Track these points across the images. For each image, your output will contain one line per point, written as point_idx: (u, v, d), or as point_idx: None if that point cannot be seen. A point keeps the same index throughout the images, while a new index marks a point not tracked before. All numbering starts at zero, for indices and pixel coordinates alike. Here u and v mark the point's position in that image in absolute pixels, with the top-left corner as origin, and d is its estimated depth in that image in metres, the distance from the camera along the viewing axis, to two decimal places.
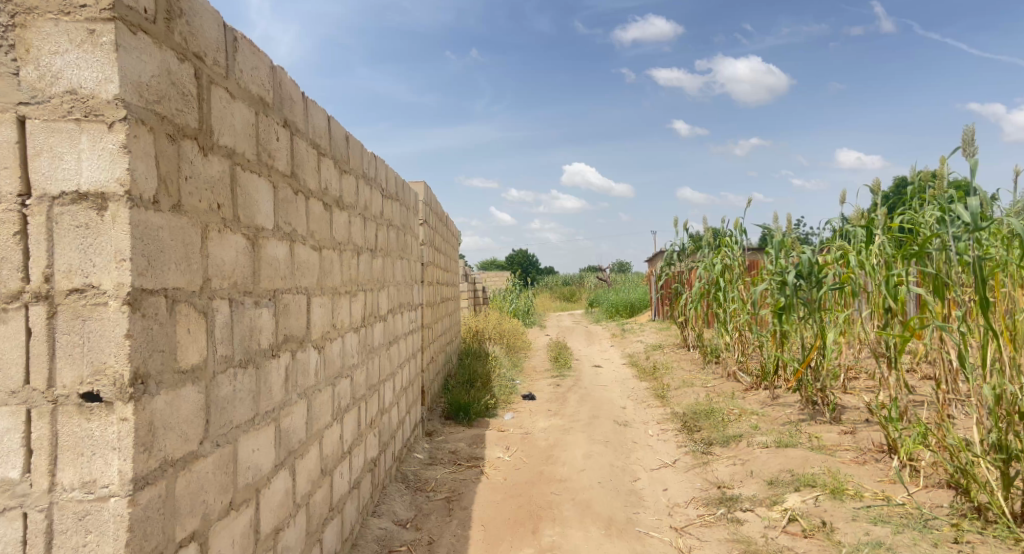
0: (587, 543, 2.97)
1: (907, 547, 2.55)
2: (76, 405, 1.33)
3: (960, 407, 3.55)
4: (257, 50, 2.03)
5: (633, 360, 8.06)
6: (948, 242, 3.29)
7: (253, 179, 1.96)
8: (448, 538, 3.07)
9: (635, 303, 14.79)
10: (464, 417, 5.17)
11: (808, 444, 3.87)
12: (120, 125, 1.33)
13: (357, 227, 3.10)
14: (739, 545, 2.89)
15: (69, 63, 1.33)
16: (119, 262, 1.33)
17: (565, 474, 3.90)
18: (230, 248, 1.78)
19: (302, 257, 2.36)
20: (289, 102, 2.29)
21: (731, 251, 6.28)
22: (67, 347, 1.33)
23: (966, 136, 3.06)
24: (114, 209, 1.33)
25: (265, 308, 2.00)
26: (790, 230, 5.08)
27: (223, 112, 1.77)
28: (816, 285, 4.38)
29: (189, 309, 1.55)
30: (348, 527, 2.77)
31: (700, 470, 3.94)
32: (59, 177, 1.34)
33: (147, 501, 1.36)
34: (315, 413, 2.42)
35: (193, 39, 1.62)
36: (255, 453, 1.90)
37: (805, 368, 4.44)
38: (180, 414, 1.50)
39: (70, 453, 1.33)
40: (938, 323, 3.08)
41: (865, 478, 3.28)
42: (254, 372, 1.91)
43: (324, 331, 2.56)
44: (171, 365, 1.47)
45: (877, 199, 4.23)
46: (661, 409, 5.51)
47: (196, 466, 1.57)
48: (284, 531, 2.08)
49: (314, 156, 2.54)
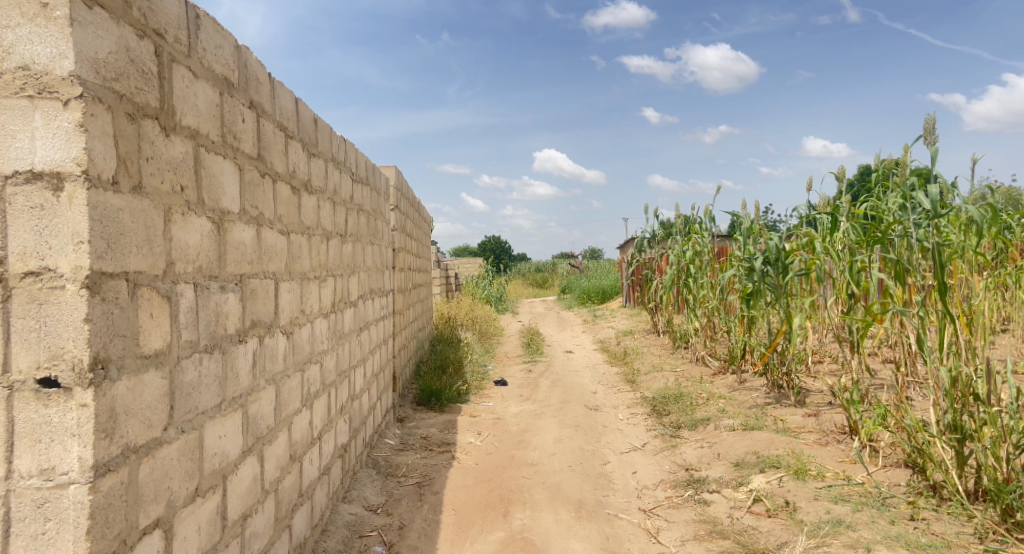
0: (558, 526, 3.00)
1: (866, 524, 2.64)
2: (33, 391, 1.30)
3: (919, 389, 3.66)
4: (221, 28, 1.98)
5: (603, 346, 8.12)
6: (909, 229, 3.38)
7: (218, 162, 1.91)
8: (419, 522, 3.08)
9: (607, 290, 14.92)
10: (436, 404, 5.17)
11: (774, 427, 3.96)
12: (76, 102, 1.28)
13: (327, 211, 3.06)
14: (705, 525, 2.96)
15: (21, 38, 1.28)
16: (77, 244, 1.29)
17: (536, 458, 3.93)
18: (195, 231, 1.75)
19: (270, 241, 2.32)
20: (255, 83, 2.23)
21: (701, 238, 6.38)
22: (22, 332, 1.29)
23: (927, 125, 3.15)
24: (71, 190, 1.29)
25: (231, 292, 1.97)
26: (758, 217, 5.18)
27: (186, 92, 1.72)
28: (783, 271, 4.45)
29: (152, 293, 1.52)
30: (318, 513, 2.75)
31: (668, 453, 4.02)
32: (12, 156, 1.29)
33: (108, 488, 1.34)
34: (284, 399, 2.39)
35: (153, 16, 1.57)
36: (222, 439, 1.88)
37: (771, 353, 4.54)
38: (143, 400, 1.47)
39: (27, 439, 1.30)
40: (899, 308, 3.16)
41: (827, 458, 3.38)
42: (221, 357, 1.88)
43: (292, 316, 2.52)
44: (133, 350, 1.44)
45: (842, 187, 4.32)
46: (631, 394, 5.60)
47: (160, 452, 1.54)
48: (251, 517, 2.06)
49: (282, 138, 2.49)
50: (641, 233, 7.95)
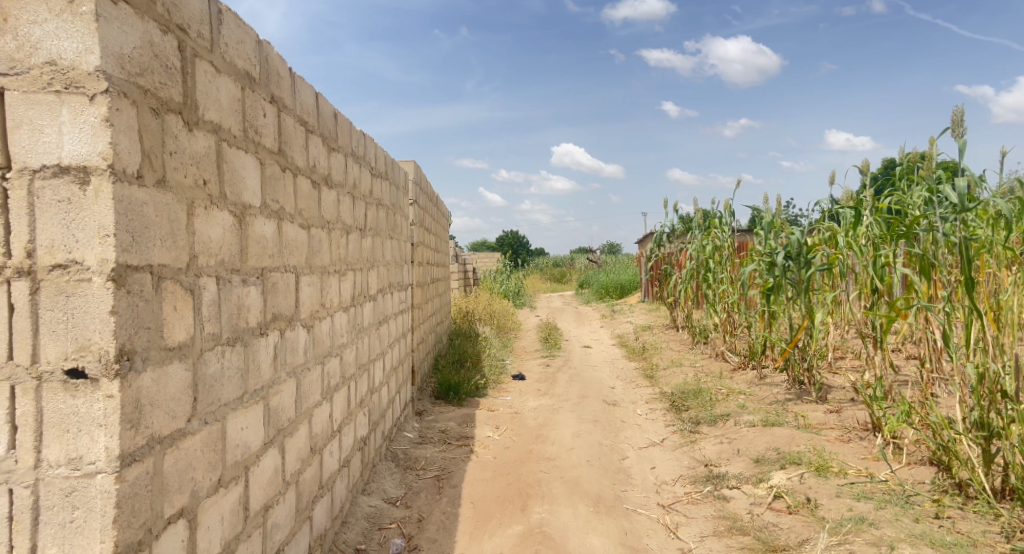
0: (576, 520, 3.00)
1: (889, 522, 2.60)
2: (61, 381, 1.32)
3: (944, 386, 3.59)
4: (243, 23, 1.99)
5: (622, 341, 8.08)
6: (935, 223, 3.31)
7: (240, 156, 1.93)
8: (438, 515, 3.10)
9: (625, 285, 14.83)
10: (455, 397, 5.19)
11: (795, 423, 3.91)
12: (102, 97, 1.30)
13: (346, 205, 3.06)
14: (725, 521, 2.93)
15: (48, 33, 1.30)
16: (103, 238, 1.31)
17: (554, 452, 3.93)
18: (218, 225, 1.77)
19: (291, 235, 2.34)
20: (276, 78, 2.25)
21: (721, 233, 6.31)
22: (50, 324, 1.32)
23: (955, 117, 3.08)
24: (97, 184, 1.31)
25: (253, 286, 1.99)
26: (780, 211, 5.11)
27: (208, 87, 1.74)
28: (805, 266, 4.38)
29: (176, 286, 1.54)
30: (338, 504, 2.78)
31: (687, 449, 3.99)
32: (39, 150, 1.31)
33: (135, 477, 1.36)
34: (304, 392, 2.41)
35: (176, 11, 1.58)
36: (244, 431, 1.90)
37: (792, 348, 4.48)
38: (167, 391, 1.49)
39: (56, 429, 1.32)
40: (924, 304, 3.10)
41: (850, 455, 3.34)
42: (243, 350, 1.90)
43: (312, 310, 2.54)
44: (157, 342, 1.46)
45: (866, 181, 4.25)
46: (650, 389, 5.57)
47: (184, 443, 1.56)
48: (273, 508, 2.08)
49: (302, 133, 2.50)
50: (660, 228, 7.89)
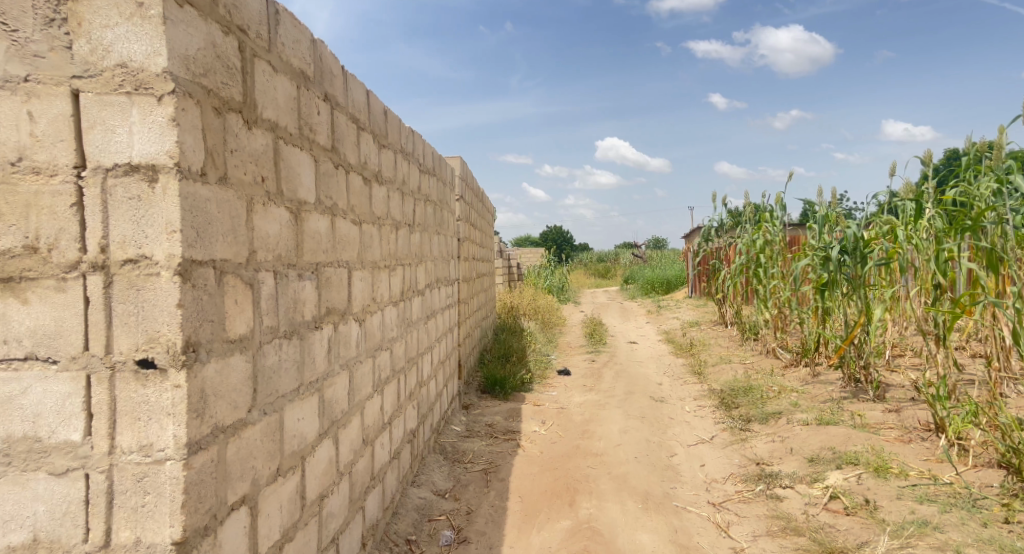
0: (624, 517, 2.98)
1: (955, 526, 2.50)
2: (133, 371, 1.37)
3: (1013, 386, 3.42)
4: (298, 23, 2.03)
5: (668, 337, 7.97)
6: (1003, 214, 3.15)
7: (296, 154, 1.98)
8: (486, 508, 3.12)
9: (671, 281, 14.60)
10: (500, 392, 5.21)
11: (851, 422, 3.79)
12: (169, 98, 1.35)
13: (395, 201, 3.10)
14: (778, 521, 2.87)
15: (120, 36, 1.35)
16: (170, 233, 1.36)
17: (601, 448, 3.91)
18: (275, 221, 1.81)
19: (343, 231, 2.38)
20: (329, 76, 2.29)
21: (772, 227, 6.14)
22: (123, 316, 1.37)
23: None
24: (165, 181, 1.36)
25: (308, 280, 2.03)
26: (834, 204, 4.95)
27: (266, 86, 1.78)
28: (861, 260, 4.23)
29: (236, 280, 1.59)
30: (388, 496, 2.82)
31: (738, 447, 3.91)
32: (111, 150, 1.36)
33: (200, 465, 1.42)
34: (356, 384, 2.46)
35: (237, 12, 1.63)
36: (301, 421, 1.95)
37: (848, 345, 4.33)
38: (229, 382, 1.55)
39: (128, 417, 1.38)
40: (992, 300, 2.96)
41: (911, 456, 3.21)
42: (299, 343, 1.95)
43: (364, 304, 2.58)
44: (220, 334, 1.51)
45: (928, 171, 4.07)
46: (698, 385, 5.48)
47: (245, 433, 1.61)
48: (328, 498, 2.14)
49: (354, 130, 2.55)
50: (708, 222, 7.74)
